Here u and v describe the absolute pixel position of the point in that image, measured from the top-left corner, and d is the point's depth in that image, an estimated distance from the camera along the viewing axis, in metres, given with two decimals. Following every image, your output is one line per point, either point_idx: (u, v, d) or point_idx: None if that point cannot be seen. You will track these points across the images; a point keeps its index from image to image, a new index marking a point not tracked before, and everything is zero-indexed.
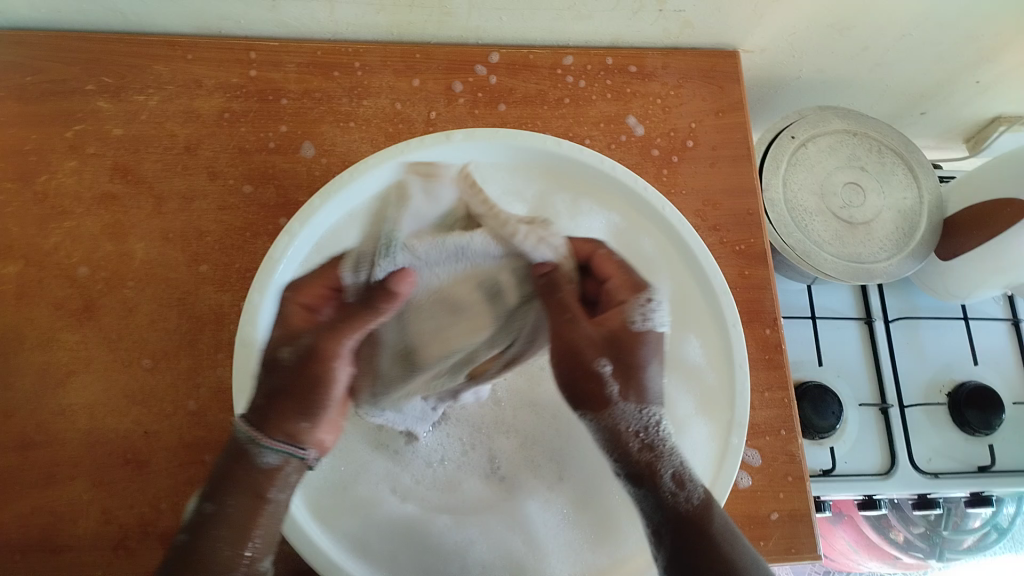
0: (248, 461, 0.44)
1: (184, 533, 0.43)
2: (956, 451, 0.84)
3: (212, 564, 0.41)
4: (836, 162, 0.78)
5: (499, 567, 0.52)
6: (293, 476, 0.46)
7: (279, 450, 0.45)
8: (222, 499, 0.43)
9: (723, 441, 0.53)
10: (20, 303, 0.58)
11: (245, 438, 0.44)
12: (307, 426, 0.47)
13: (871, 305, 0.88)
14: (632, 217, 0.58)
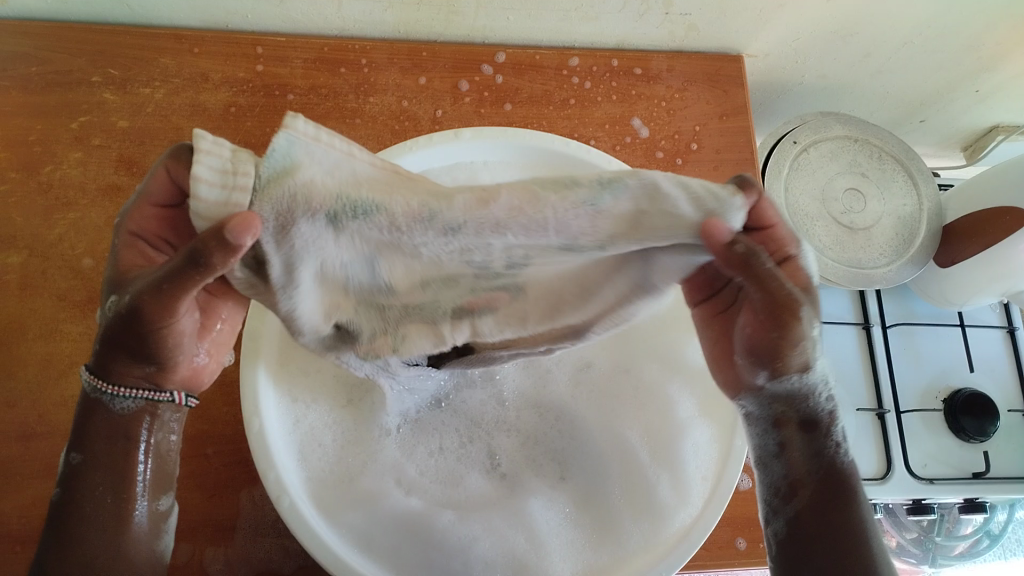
0: (103, 411, 0.43)
1: (60, 486, 0.44)
2: (950, 457, 0.85)
3: (96, 515, 0.43)
4: (838, 168, 0.78)
5: (501, 567, 0.51)
6: (164, 415, 0.45)
7: (135, 396, 0.43)
8: (88, 448, 0.43)
9: (725, 442, 0.54)
10: (23, 294, 0.58)
11: (92, 388, 0.43)
12: (153, 369, 0.43)
13: (869, 310, 0.88)
14: None
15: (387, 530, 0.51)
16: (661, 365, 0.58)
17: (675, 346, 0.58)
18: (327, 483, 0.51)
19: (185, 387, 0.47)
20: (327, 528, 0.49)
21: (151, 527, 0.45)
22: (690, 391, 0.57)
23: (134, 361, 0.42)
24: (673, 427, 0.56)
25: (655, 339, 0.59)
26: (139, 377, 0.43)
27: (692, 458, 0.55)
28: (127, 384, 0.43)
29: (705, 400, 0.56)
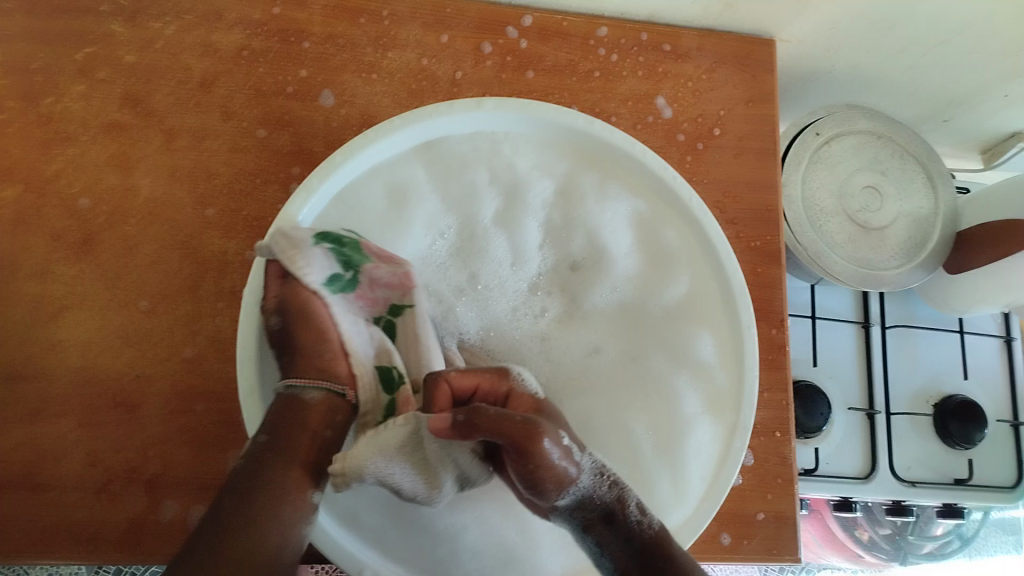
0: (296, 400, 0.49)
1: (241, 460, 0.46)
2: (935, 461, 0.85)
3: (269, 484, 0.45)
4: (858, 164, 0.77)
5: (489, 556, 0.53)
6: (338, 414, 0.50)
7: (319, 387, 0.50)
8: (275, 430, 0.47)
9: (724, 446, 0.56)
10: (17, 229, 0.56)
11: (288, 388, 0.49)
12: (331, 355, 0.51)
13: (870, 309, 0.87)
14: (658, 206, 0.58)
15: (376, 516, 0.51)
16: (665, 358, 0.60)
17: (683, 337, 0.59)
18: None
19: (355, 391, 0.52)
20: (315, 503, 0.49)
21: (307, 524, 0.46)
22: (696, 387, 0.58)
23: (315, 356, 0.51)
24: (676, 423, 0.58)
25: (662, 327, 0.60)
26: (317, 372, 0.50)
27: (693, 457, 0.57)
28: (309, 376, 0.50)
29: (712, 397, 0.58)
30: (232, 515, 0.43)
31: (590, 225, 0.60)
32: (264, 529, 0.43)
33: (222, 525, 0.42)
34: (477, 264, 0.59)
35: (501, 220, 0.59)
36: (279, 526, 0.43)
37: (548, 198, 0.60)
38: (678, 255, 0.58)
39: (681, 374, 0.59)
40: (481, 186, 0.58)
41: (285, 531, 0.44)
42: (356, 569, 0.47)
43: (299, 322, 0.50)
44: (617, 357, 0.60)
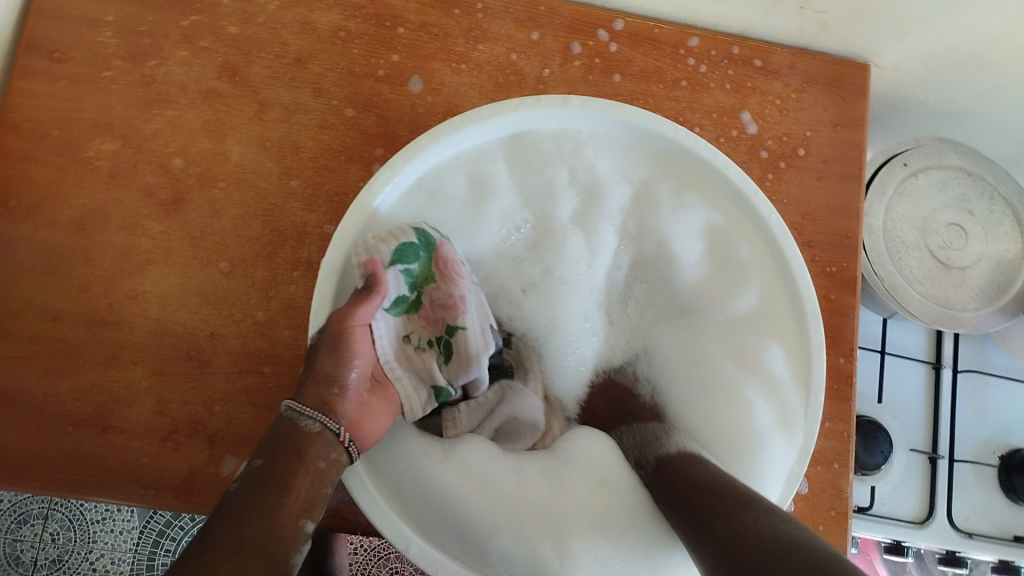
0: (292, 426, 0.45)
1: (234, 485, 0.43)
2: (995, 515, 0.82)
3: (255, 511, 0.42)
4: (944, 200, 0.75)
5: (521, 554, 0.50)
6: (336, 451, 0.46)
7: (316, 418, 0.46)
8: (269, 454, 0.44)
9: (796, 465, 0.53)
10: (112, 183, 0.59)
11: (289, 412, 0.46)
12: (338, 393, 0.47)
13: (943, 351, 0.84)
14: (733, 218, 0.57)
15: (429, 500, 0.51)
16: (734, 364, 0.58)
17: (753, 351, 0.57)
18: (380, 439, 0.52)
19: (351, 434, 0.47)
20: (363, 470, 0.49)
21: (298, 555, 0.43)
22: (764, 401, 0.57)
23: (324, 385, 0.47)
24: (750, 441, 0.56)
25: (730, 336, 0.59)
26: (318, 404, 0.46)
27: (774, 472, 0.55)
28: (314, 406, 0.46)
29: (782, 412, 0.56)
30: (218, 536, 0.40)
31: (659, 232, 0.60)
32: (248, 556, 0.40)
33: (206, 550, 0.39)
34: (554, 260, 0.60)
35: (579, 221, 0.60)
36: (266, 550, 0.41)
37: (625, 203, 0.60)
38: (749, 268, 0.57)
39: (750, 387, 0.57)
40: (560, 186, 0.59)
41: (272, 557, 0.41)
42: (402, 543, 0.47)
43: (325, 352, 0.47)
44: (681, 359, 0.61)
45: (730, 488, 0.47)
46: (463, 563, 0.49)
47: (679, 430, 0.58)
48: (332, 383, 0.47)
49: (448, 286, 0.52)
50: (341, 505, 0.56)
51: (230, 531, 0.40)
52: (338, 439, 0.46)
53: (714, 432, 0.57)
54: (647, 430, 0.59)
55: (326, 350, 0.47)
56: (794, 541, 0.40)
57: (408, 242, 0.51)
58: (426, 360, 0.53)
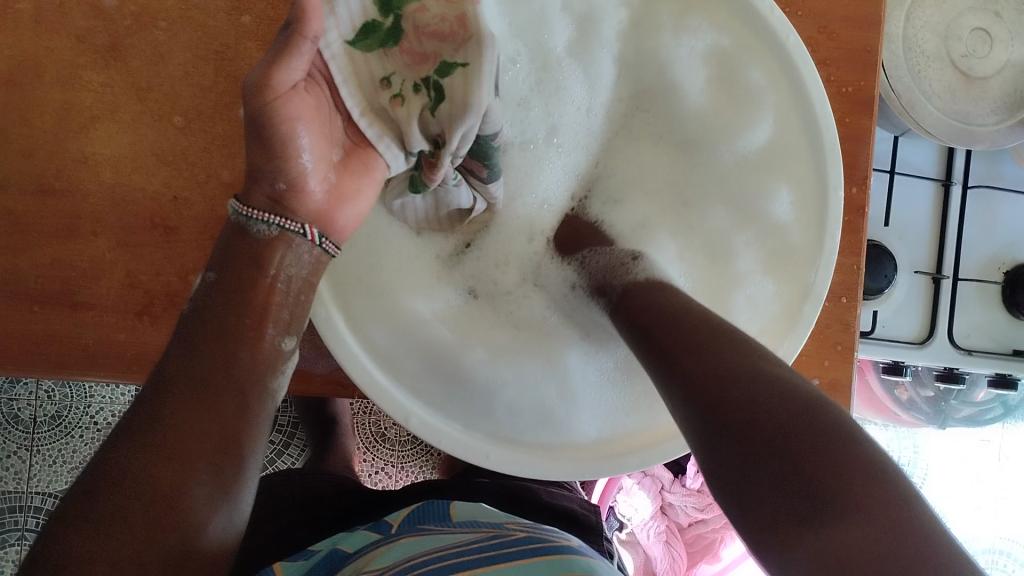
0: (243, 233, 0.40)
1: (190, 305, 0.40)
2: (995, 331, 0.81)
3: (217, 337, 0.38)
4: (969, 2, 0.69)
5: (526, 411, 0.51)
6: (303, 253, 0.41)
7: (269, 223, 0.40)
8: (223, 268, 0.40)
9: (794, 307, 0.51)
10: (39, 30, 0.52)
11: (234, 214, 0.40)
12: (285, 187, 0.39)
13: (954, 167, 0.80)
14: (745, 39, 0.50)
15: (412, 366, 0.49)
16: (729, 214, 0.56)
17: (763, 191, 0.53)
18: (353, 289, 0.48)
19: (321, 227, 0.42)
20: (355, 339, 0.47)
21: (275, 374, 0.41)
22: (760, 238, 0.54)
23: (267, 179, 0.39)
24: (728, 280, 0.55)
25: (739, 179, 0.55)
26: (268, 203, 0.40)
27: (748, 312, 0.53)
28: (262, 208, 0.40)
29: (772, 252, 0.54)
30: (175, 373, 0.37)
31: (661, 60, 0.54)
32: (213, 391, 0.37)
33: (164, 388, 0.37)
34: (558, 114, 0.55)
35: (573, 54, 0.53)
36: (234, 381, 0.38)
37: (621, 28, 0.53)
38: (761, 100, 0.52)
39: (746, 226, 0.55)
40: (551, 14, 0.51)
41: (242, 386, 0.38)
42: (401, 417, 0.46)
43: (261, 141, 0.38)
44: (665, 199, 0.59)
45: (689, 317, 0.43)
46: (457, 418, 0.48)
47: (644, 256, 0.53)
48: (274, 177, 0.39)
49: (439, 3, 0.38)
50: (335, 371, 0.54)
51: (187, 367, 0.37)
52: (305, 240, 0.41)
53: (702, 252, 0.56)
54: (607, 258, 0.54)
55: (260, 134, 0.38)
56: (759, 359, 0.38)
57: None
58: (411, 110, 0.39)
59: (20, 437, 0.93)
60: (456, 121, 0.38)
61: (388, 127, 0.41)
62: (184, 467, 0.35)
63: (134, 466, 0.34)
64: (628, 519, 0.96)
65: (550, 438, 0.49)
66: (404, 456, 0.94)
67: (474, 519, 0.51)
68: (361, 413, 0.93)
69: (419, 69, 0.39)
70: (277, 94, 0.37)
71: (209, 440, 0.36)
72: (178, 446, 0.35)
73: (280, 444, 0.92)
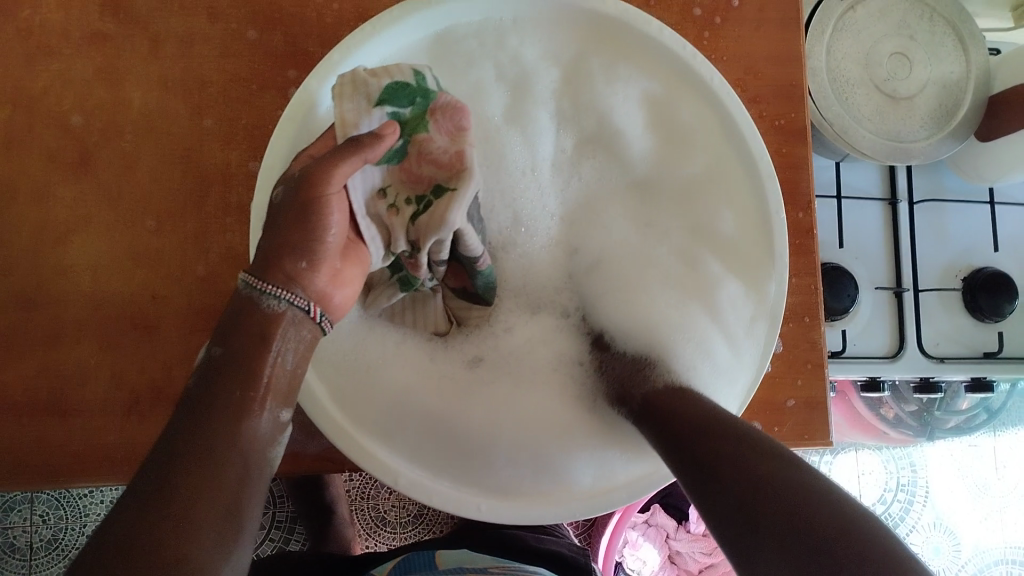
0: (254, 306, 0.39)
1: (193, 378, 0.39)
2: (964, 336, 0.83)
3: (223, 410, 0.37)
4: (885, 29, 0.75)
5: (522, 458, 0.51)
6: (304, 330, 0.41)
7: (278, 297, 0.40)
8: (230, 342, 0.39)
9: (761, 308, 0.54)
10: (10, 153, 0.55)
11: (245, 286, 0.40)
12: (306, 268, 0.40)
13: (898, 186, 0.84)
14: (670, 82, 0.54)
15: (410, 432, 0.50)
16: (683, 229, 0.57)
17: (705, 213, 0.56)
18: (342, 369, 0.50)
19: (321, 308, 0.42)
20: (346, 414, 0.48)
21: (273, 447, 0.40)
22: (717, 255, 0.56)
23: (285, 257, 0.40)
24: (706, 285, 0.56)
25: (686, 200, 0.57)
26: (284, 280, 0.40)
27: (732, 312, 0.55)
28: (273, 283, 0.40)
29: (739, 263, 0.55)
30: (186, 440, 0.36)
31: (588, 100, 0.56)
32: (223, 460, 0.36)
33: (173, 455, 0.36)
34: (507, 188, 0.56)
35: (512, 118, 0.55)
36: (240, 449, 0.37)
37: (555, 87, 0.56)
38: (693, 134, 0.55)
39: (699, 246, 0.57)
40: (488, 82, 0.54)
41: (247, 453, 0.38)
42: (390, 478, 0.47)
43: (300, 216, 0.40)
44: (626, 227, 0.59)
45: (724, 426, 0.42)
46: (444, 473, 0.49)
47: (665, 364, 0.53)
48: (297, 255, 0.40)
49: (445, 139, 0.42)
50: (327, 449, 0.55)
51: (195, 432, 0.36)
52: (310, 317, 0.41)
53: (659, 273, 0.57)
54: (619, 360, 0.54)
55: (301, 213, 0.40)
56: (792, 484, 0.36)
57: (405, 80, 0.43)
58: (401, 221, 0.42)
59: (18, 564, 0.92)
60: (431, 233, 0.41)
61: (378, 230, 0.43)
62: (201, 540, 0.34)
63: (156, 541, 0.33)
64: (637, 573, 0.94)
65: (545, 488, 0.50)
66: (407, 537, 0.93)
67: (462, 567, 0.53)
68: (358, 496, 0.94)
69: (413, 189, 0.42)
70: (325, 182, 0.39)
71: (219, 505, 0.35)
72: (195, 517, 0.34)
73: (282, 537, 0.92)
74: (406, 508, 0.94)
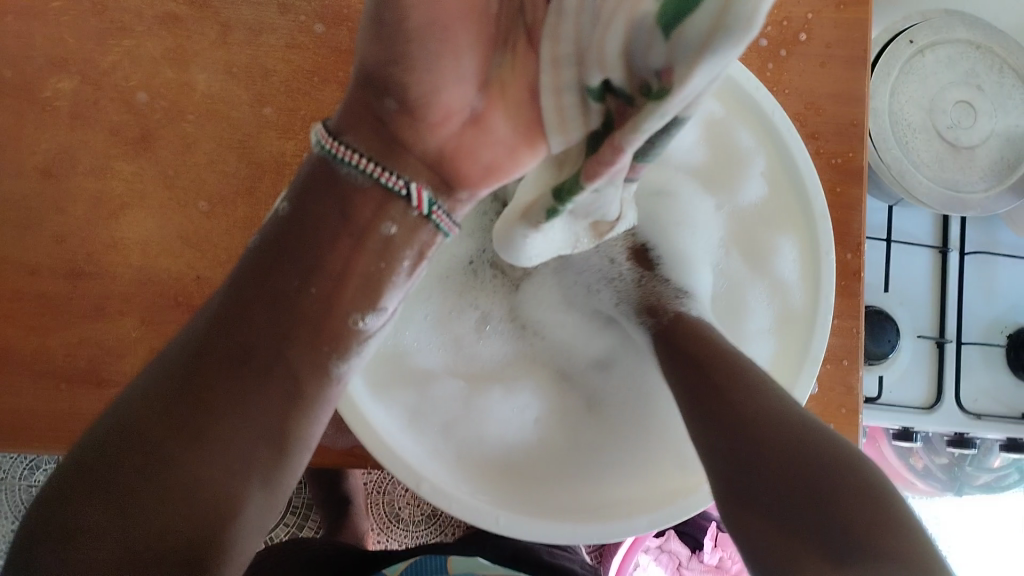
0: (328, 171, 0.40)
1: (259, 234, 0.41)
2: (1004, 395, 0.81)
3: (285, 298, 0.40)
4: (952, 76, 0.73)
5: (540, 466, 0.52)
6: (389, 205, 0.41)
7: (352, 162, 0.40)
8: (305, 207, 0.40)
9: (795, 367, 0.51)
10: (74, 125, 0.56)
11: (319, 144, 0.41)
12: (396, 109, 0.40)
13: (950, 234, 0.82)
14: (736, 110, 0.53)
15: (437, 428, 0.51)
16: (744, 265, 0.57)
17: (760, 250, 0.55)
18: (380, 358, 0.50)
19: (433, 161, 0.41)
20: (378, 404, 0.49)
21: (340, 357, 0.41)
22: (765, 299, 0.55)
23: (382, 95, 0.39)
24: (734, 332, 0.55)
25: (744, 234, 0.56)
26: (366, 134, 0.40)
27: None
28: (353, 147, 0.40)
29: (778, 312, 0.54)
30: (225, 342, 0.39)
31: None
32: (255, 371, 0.39)
33: (214, 372, 0.38)
34: None
35: None
36: (285, 363, 0.40)
37: None
38: (753, 165, 0.54)
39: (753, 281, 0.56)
40: None
41: (296, 370, 0.40)
42: (412, 482, 0.47)
43: (380, 43, 0.37)
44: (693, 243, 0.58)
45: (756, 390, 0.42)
46: (464, 480, 0.49)
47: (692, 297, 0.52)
48: (383, 96, 0.39)
49: None
50: (354, 445, 0.56)
51: (247, 337, 0.39)
52: (400, 188, 0.41)
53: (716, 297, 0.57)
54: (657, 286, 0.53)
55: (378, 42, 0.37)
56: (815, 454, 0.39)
57: None
58: (638, 2, 0.29)
59: None
60: (679, 53, 0.28)
61: (575, 33, 0.33)
62: (230, 464, 0.37)
63: (173, 473, 0.36)
64: None
65: (564, 490, 0.51)
66: (419, 534, 0.93)
67: None
68: (375, 492, 0.94)
69: None
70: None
71: (239, 433, 0.38)
72: (211, 453, 0.37)
73: (296, 523, 0.92)
74: (421, 506, 0.94)
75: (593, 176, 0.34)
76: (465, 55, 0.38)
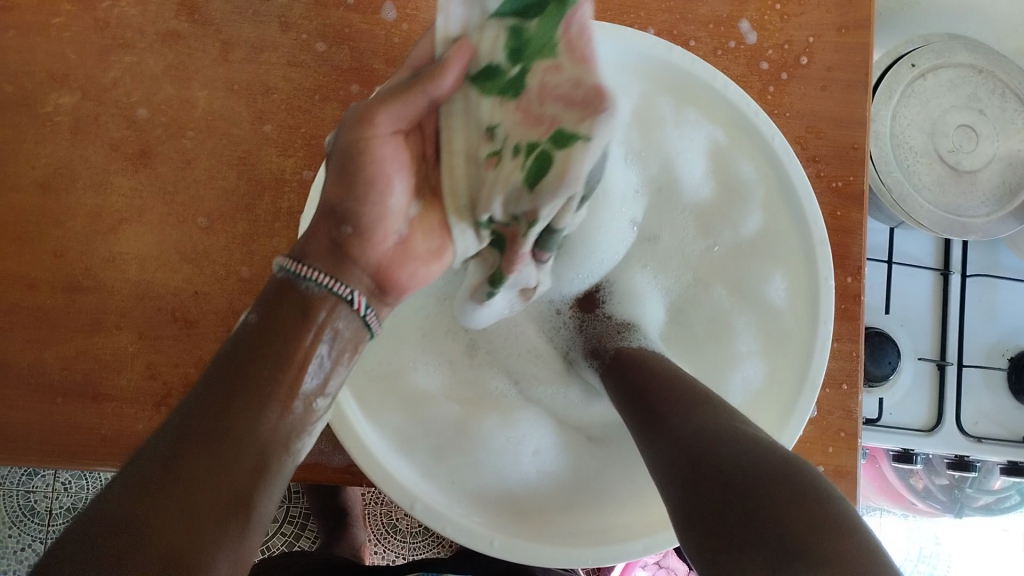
0: (290, 288, 0.39)
1: (226, 345, 0.38)
2: (1005, 418, 0.80)
3: (258, 386, 0.37)
4: (954, 100, 0.73)
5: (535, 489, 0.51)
6: (341, 323, 0.40)
7: (317, 281, 0.39)
8: (266, 312, 0.39)
9: (792, 394, 0.51)
10: (75, 140, 0.56)
11: (283, 272, 0.40)
12: (350, 233, 0.40)
13: (951, 257, 0.82)
14: (736, 136, 0.53)
15: (430, 449, 0.51)
16: (729, 294, 0.57)
17: (753, 277, 0.55)
18: (371, 379, 0.50)
19: (379, 280, 0.42)
20: (370, 425, 0.49)
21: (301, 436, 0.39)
22: (755, 324, 0.55)
23: (336, 220, 0.40)
24: (726, 358, 0.55)
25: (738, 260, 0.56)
26: (327, 250, 0.40)
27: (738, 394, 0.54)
28: (314, 266, 0.40)
29: (770, 339, 0.55)
30: (201, 416, 0.35)
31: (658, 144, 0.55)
32: (234, 443, 0.35)
33: (195, 441, 0.34)
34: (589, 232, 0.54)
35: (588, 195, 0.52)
36: (258, 441, 0.36)
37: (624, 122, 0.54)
38: (751, 191, 0.54)
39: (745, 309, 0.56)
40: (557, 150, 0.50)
41: (265, 445, 0.36)
42: (406, 502, 0.47)
43: (343, 174, 0.40)
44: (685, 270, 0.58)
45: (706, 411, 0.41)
46: (456, 501, 0.49)
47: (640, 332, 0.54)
48: (341, 221, 0.40)
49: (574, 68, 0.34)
50: (348, 464, 0.55)
51: (223, 407, 0.35)
52: (349, 306, 0.40)
53: (708, 324, 0.57)
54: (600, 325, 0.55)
55: (343, 168, 0.40)
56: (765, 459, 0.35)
57: None
58: (505, 173, 0.36)
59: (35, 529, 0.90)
60: (538, 203, 0.35)
61: (466, 184, 0.39)
62: (208, 521, 0.33)
63: (158, 520, 0.31)
64: None
65: (552, 522, 0.50)
66: (416, 548, 0.93)
67: None
68: (373, 504, 0.94)
69: (529, 134, 0.35)
70: (369, 125, 0.39)
71: (226, 491, 0.34)
72: (201, 505, 0.33)
73: (293, 535, 0.92)
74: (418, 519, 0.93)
75: (511, 269, 0.42)
76: (401, 189, 0.41)
